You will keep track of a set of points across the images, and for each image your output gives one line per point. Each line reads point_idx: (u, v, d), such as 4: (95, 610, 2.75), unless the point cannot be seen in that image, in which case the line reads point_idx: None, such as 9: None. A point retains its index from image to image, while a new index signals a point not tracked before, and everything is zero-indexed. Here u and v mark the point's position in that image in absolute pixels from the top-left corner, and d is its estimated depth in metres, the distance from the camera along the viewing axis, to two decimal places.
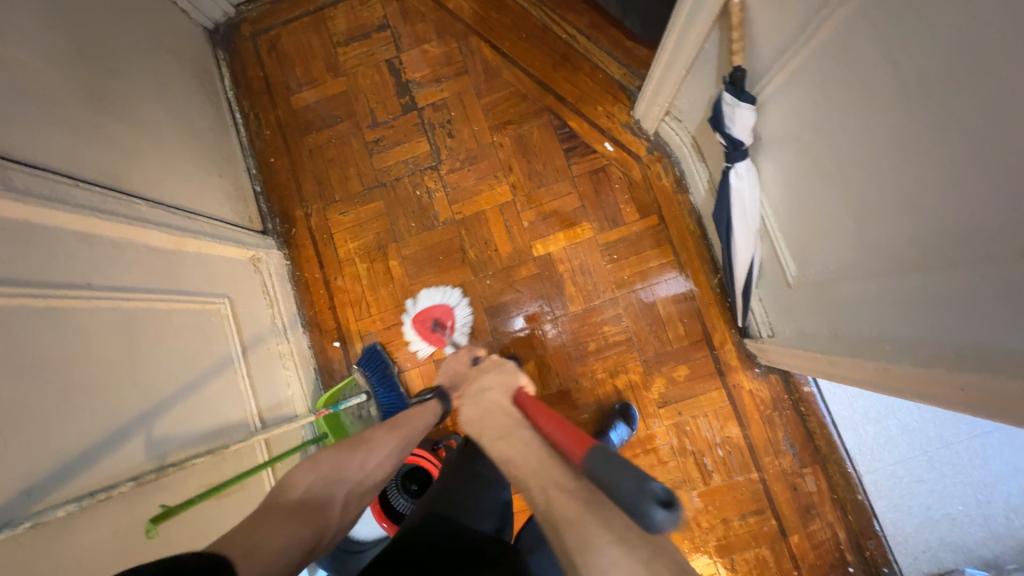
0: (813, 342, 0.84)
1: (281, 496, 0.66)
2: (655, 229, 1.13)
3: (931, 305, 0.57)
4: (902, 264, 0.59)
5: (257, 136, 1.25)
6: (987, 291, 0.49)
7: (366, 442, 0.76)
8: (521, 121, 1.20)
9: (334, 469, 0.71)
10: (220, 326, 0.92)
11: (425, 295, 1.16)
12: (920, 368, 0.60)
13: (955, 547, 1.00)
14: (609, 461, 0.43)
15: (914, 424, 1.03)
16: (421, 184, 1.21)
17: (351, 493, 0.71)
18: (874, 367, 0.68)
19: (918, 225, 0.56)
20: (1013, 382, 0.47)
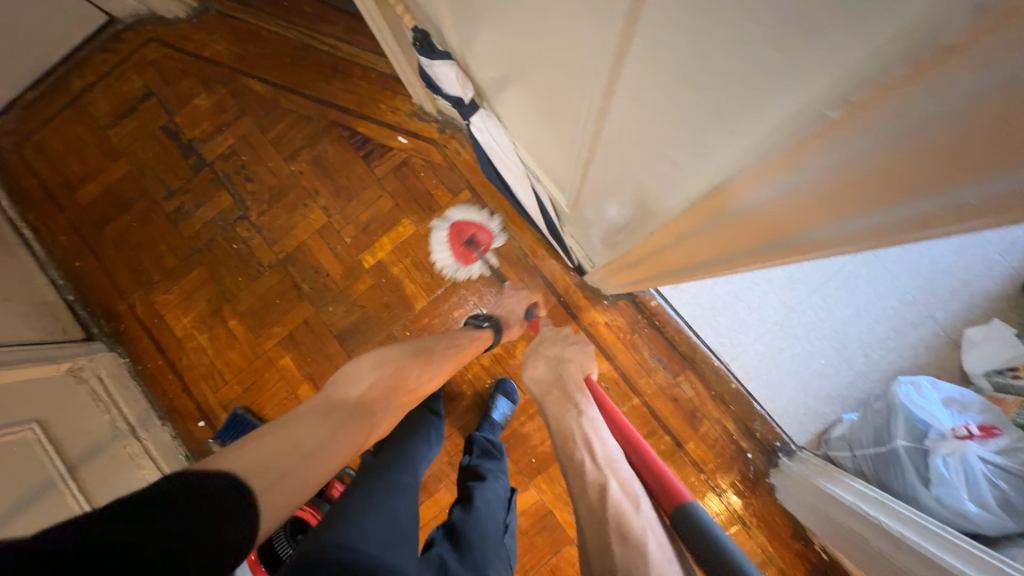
0: (607, 255, 0.87)
1: (340, 393, 0.62)
2: (470, 204, 1.14)
3: (623, 190, 0.58)
4: (591, 159, 0.60)
5: (54, 244, 1.19)
6: (629, 158, 0.49)
7: (426, 355, 0.76)
8: (312, 144, 1.18)
9: (395, 374, 0.69)
10: (32, 453, 0.86)
11: (456, 211, 1.14)
12: (658, 246, 0.60)
13: (830, 399, 1.04)
14: (701, 533, 0.48)
15: (756, 300, 1.07)
16: (235, 236, 1.17)
17: (399, 404, 0.69)
18: (642, 257, 0.68)
19: (575, 118, 0.56)
20: (696, 225, 0.47)
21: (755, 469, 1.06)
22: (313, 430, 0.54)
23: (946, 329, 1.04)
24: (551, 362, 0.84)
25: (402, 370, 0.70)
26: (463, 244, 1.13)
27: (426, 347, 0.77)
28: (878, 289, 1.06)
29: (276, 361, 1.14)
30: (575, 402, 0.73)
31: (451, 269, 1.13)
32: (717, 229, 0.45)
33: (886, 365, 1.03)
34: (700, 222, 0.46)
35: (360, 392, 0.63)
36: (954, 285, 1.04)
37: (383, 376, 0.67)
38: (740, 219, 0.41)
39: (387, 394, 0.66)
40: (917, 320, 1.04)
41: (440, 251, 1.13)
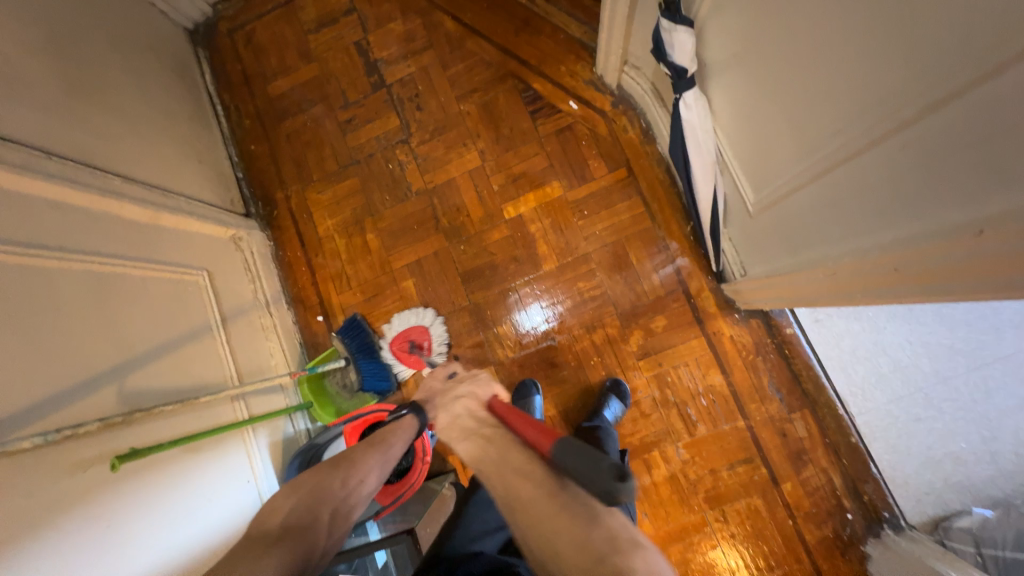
0: (777, 266, 0.83)
1: (261, 525, 0.60)
2: (623, 183, 1.13)
3: (876, 195, 0.55)
4: (845, 157, 0.57)
5: (237, 125, 1.31)
6: (927, 161, 0.47)
7: (347, 459, 0.69)
8: (486, 89, 1.22)
9: (316, 489, 0.64)
10: (200, 296, 0.96)
11: (398, 318, 1.15)
12: (884, 263, 0.57)
13: (962, 488, 0.94)
14: (571, 459, 0.46)
15: (906, 360, 0.98)
16: (393, 157, 1.24)
17: (342, 515, 0.63)
18: (840, 272, 0.65)
19: (851, 111, 0.54)
20: (979, 247, 0.44)
21: (851, 532, 0.98)
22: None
23: None
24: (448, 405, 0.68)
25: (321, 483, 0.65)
26: (408, 351, 1.12)
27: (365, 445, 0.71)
28: None
29: (399, 281, 1.19)
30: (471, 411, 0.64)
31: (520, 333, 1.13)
32: (993, 256, 0.43)
33: None
34: (985, 245, 0.44)
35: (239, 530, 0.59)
36: None
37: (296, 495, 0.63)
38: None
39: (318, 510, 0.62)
40: None
41: (396, 362, 1.14)
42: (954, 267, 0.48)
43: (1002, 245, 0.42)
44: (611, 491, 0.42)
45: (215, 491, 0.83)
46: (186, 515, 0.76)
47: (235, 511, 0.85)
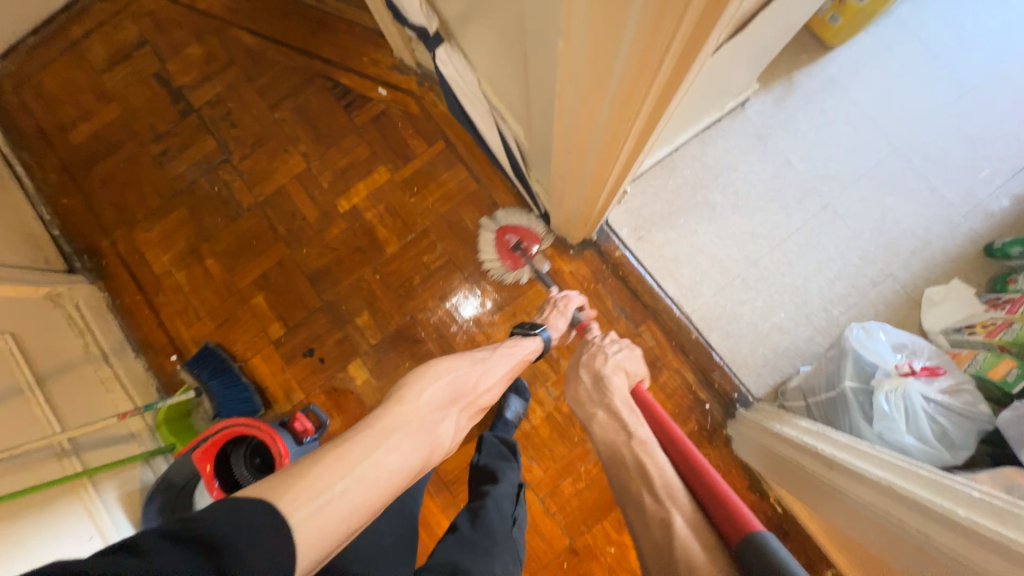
0: (553, 181, 0.89)
1: (399, 403, 0.61)
2: (445, 154, 1.17)
3: (548, 83, 0.63)
4: (530, 54, 0.64)
5: (44, 181, 1.24)
6: (546, 32, 0.54)
7: (480, 361, 0.77)
8: (296, 93, 1.22)
9: (456, 382, 0.71)
10: (6, 359, 0.89)
11: (502, 215, 1.12)
12: (572, 141, 0.64)
13: (788, 352, 1.06)
14: (757, 557, 0.47)
15: (719, 253, 1.09)
16: (218, 178, 1.21)
17: (461, 414, 0.70)
18: (568, 162, 0.72)
19: (515, 8, 0.61)
20: (578, 91, 0.52)
21: (712, 420, 1.07)
22: (375, 454, 0.51)
23: (905, 288, 1.05)
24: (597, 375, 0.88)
25: (456, 376, 0.72)
26: (511, 250, 1.10)
27: (480, 357, 0.78)
28: (840, 247, 1.08)
29: (250, 299, 1.17)
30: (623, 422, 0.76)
31: (500, 275, 1.11)
32: (584, 84, 0.50)
33: (844, 321, 1.05)
34: (578, 85, 0.51)
35: (382, 412, 0.59)
36: (916, 245, 1.06)
37: (439, 387, 0.68)
38: (583, 76, 0.49)
39: (450, 403, 0.68)
40: (878, 278, 1.06)
41: (491, 261, 1.11)
42: (581, 110, 0.55)
43: (573, 90, 0.53)
44: None
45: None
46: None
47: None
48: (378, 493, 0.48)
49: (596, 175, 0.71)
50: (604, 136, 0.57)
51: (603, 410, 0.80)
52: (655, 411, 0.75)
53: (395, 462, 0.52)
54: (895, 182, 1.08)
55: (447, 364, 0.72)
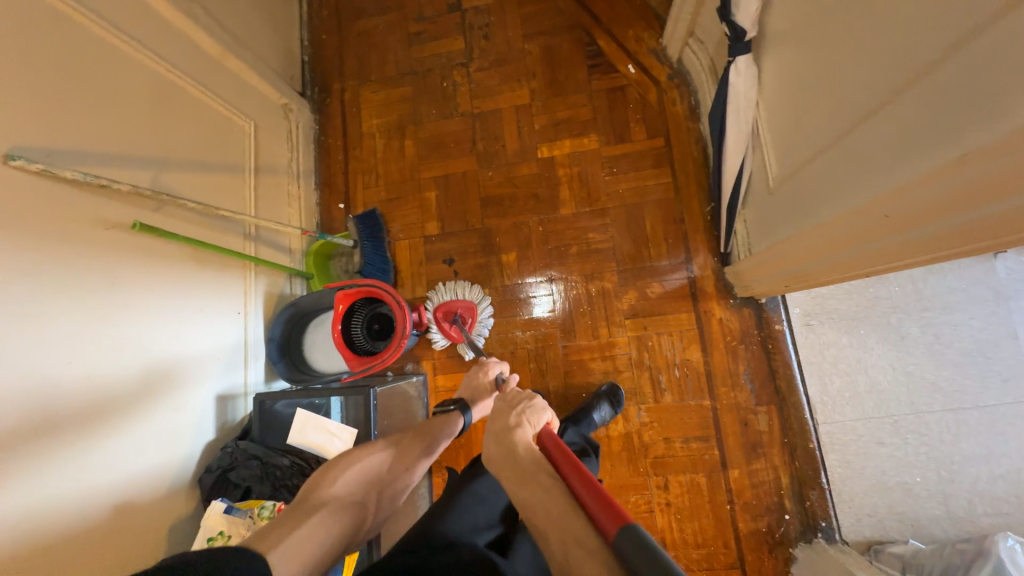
0: (774, 238, 0.84)
1: (311, 495, 0.67)
2: (658, 152, 1.15)
3: (858, 164, 0.58)
4: (850, 127, 0.60)
5: (316, 13, 1.38)
6: (900, 124, 0.50)
7: (396, 445, 0.76)
8: (552, 34, 1.26)
9: (366, 469, 0.72)
10: (242, 141, 1.03)
11: (447, 287, 1.14)
12: (852, 228, 0.60)
13: (904, 518, 0.95)
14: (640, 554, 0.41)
15: (884, 383, 0.99)
16: (449, 76, 1.29)
17: (385, 496, 0.73)
18: (820, 241, 0.68)
19: (864, 80, 0.57)
20: (926, 195, 0.47)
21: (784, 532, 1.00)
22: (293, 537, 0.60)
23: None
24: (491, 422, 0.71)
25: (372, 465, 0.73)
26: (450, 324, 1.11)
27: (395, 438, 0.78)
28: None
29: (423, 191, 1.24)
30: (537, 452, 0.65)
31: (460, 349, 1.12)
32: (943, 195, 0.45)
33: (986, 524, 0.92)
34: (933, 193, 0.46)
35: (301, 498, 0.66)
36: None
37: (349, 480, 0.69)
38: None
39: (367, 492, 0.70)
40: None
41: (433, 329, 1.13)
42: (906, 212, 0.51)
43: (994, 164, 0.39)
44: None
45: (223, 359, 0.91)
46: (131, 474, 0.71)
47: (228, 388, 0.92)
48: (304, 568, 0.57)
49: (843, 265, 0.66)
50: (913, 241, 0.52)
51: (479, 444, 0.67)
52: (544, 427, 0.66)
53: (316, 546, 0.61)
54: None
55: (360, 450, 0.74)
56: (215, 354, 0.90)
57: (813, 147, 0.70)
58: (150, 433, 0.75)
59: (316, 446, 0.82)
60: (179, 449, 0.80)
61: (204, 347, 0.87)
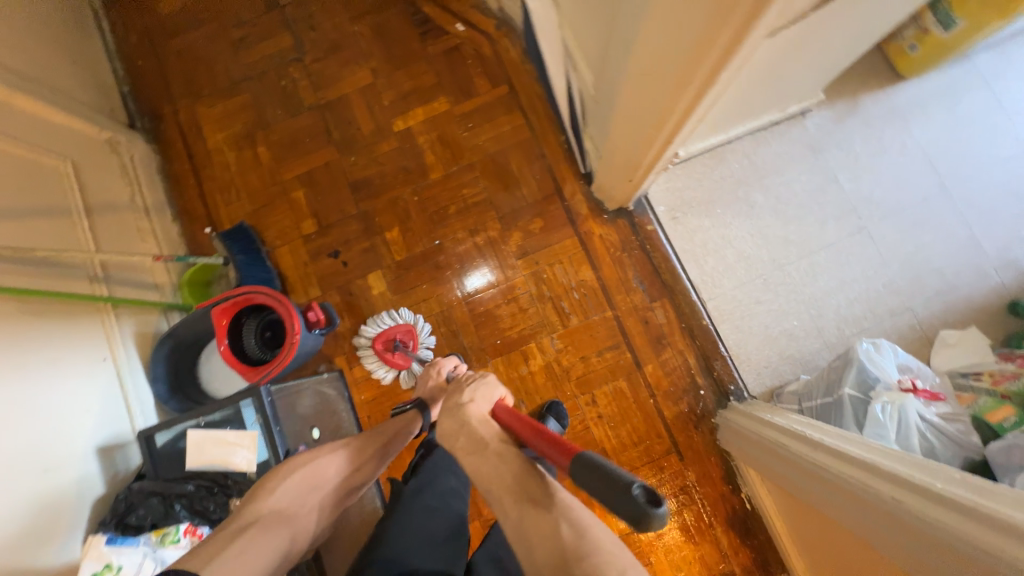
0: (605, 141, 0.91)
1: (251, 507, 0.68)
2: (505, 98, 1.20)
3: (625, 39, 0.64)
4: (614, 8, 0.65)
5: (124, 40, 1.29)
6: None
7: (343, 447, 0.76)
8: (377, 11, 1.26)
9: (308, 475, 0.72)
10: (61, 181, 0.94)
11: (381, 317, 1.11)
12: (639, 100, 0.66)
13: (793, 359, 1.07)
14: (592, 471, 0.46)
15: (748, 250, 1.10)
16: (286, 74, 1.25)
17: (327, 500, 0.73)
18: (627, 123, 0.74)
19: None
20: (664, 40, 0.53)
21: (704, 407, 1.09)
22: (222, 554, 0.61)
23: (920, 324, 1.06)
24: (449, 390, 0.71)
25: (313, 470, 0.73)
26: (391, 350, 1.09)
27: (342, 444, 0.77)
28: (866, 271, 1.09)
29: (290, 192, 1.21)
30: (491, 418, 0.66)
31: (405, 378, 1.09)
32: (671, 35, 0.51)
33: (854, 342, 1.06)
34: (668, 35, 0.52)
35: (244, 510, 0.68)
36: (941, 285, 1.07)
37: (280, 492, 0.70)
38: None
39: (298, 504, 0.70)
40: (898, 309, 1.07)
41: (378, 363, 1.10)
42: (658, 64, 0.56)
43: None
44: (643, 515, 0.42)
45: (95, 409, 0.84)
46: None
47: (112, 438, 0.86)
48: None
49: (650, 139, 0.73)
50: (674, 90, 0.59)
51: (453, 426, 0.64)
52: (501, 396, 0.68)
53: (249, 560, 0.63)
54: (934, 221, 1.09)
55: (300, 458, 0.73)
56: (84, 405, 0.82)
57: (603, 51, 0.77)
58: (25, 506, 0.68)
59: (219, 463, 0.78)
60: (62, 510, 0.73)
61: (67, 400, 0.80)
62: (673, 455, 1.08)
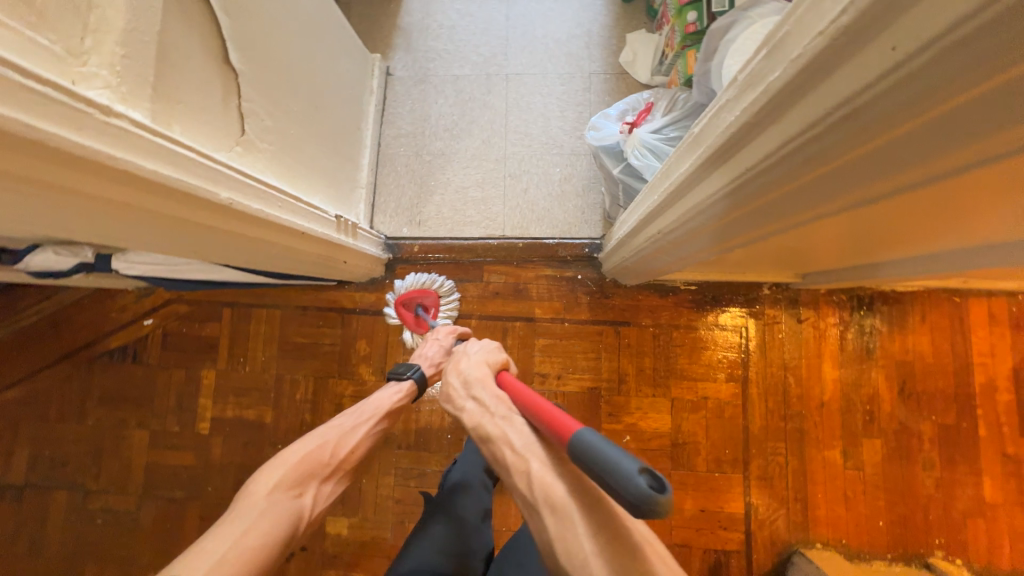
0: (297, 271, 0.91)
1: (251, 494, 0.61)
2: (236, 314, 1.18)
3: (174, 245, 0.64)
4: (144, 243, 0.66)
5: None
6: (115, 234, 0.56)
7: (332, 427, 0.74)
8: (88, 390, 1.20)
9: (307, 458, 0.67)
10: None
11: (412, 277, 1.05)
12: (240, 245, 0.67)
13: (587, 187, 1.13)
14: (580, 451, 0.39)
15: (476, 177, 1.16)
16: (94, 512, 1.16)
17: (325, 483, 0.69)
18: (271, 254, 0.75)
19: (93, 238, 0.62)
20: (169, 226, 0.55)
21: (593, 280, 1.11)
22: (224, 545, 0.54)
23: (606, 74, 1.17)
24: (464, 360, 0.66)
25: (309, 452, 0.68)
26: (415, 314, 1.06)
27: (332, 425, 0.74)
28: (544, 90, 1.18)
29: None
30: (482, 399, 0.57)
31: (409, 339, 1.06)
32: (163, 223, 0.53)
33: None
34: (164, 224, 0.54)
35: (238, 499, 0.61)
36: (584, 41, 1.19)
37: (291, 467, 0.65)
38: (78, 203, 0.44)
39: (306, 481, 0.66)
40: (587, 84, 1.17)
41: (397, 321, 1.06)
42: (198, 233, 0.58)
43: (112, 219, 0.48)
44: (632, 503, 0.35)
45: None
46: None
47: None
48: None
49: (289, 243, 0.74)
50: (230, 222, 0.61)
51: (472, 401, 0.58)
52: (506, 383, 0.59)
53: (243, 551, 0.54)
54: (530, 19, 1.20)
55: (291, 446, 0.69)
56: None
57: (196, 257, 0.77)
58: None
59: None
60: None
61: None
62: (623, 327, 1.10)
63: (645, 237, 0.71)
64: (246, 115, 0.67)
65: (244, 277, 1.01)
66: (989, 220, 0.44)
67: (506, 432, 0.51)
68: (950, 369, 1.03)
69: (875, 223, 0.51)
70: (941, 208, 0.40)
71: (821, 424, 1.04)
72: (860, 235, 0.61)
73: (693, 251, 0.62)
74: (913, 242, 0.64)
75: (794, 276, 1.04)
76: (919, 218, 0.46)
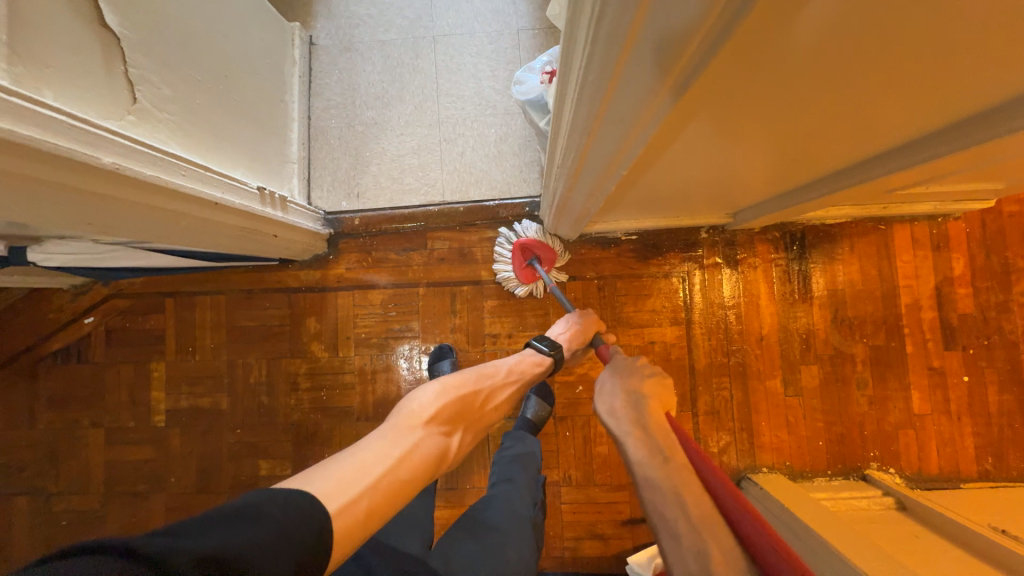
0: (227, 249, 0.90)
1: (409, 418, 0.61)
2: (180, 303, 1.16)
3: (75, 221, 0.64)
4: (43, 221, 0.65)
5: None
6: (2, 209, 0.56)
7: (488, 381, 0.74)
8: (35, 394, 1.17)
9: (456, 395, 0.68)
10: None
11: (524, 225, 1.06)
12: (148, 219, 0.67)
13: (523, 146, 1.13)
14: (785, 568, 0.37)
15: (410, 144, 1.14)
16: (57, 515, 1.15)
17: (467, 427, 0.67)
18: (189, 229, 0.75)
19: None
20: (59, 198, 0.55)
21: None
22: (378, 458, 0.53)
23: (533, 30, 1.16)
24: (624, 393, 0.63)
25: (456, 393, 0.68)
26: (528, 265, 1.08)
27: (485, 375, 0.75)
28: (472, 50, 1.16)
29: None
30: (653, 439, 0.54)
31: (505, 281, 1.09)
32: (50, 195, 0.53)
33: None
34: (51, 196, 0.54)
35: (393, 419, 0.61)
36: None
37: (446, 400, 0.66)
38: None
39: (453, 422, 0.65)
40: (514, 41, 1.16)
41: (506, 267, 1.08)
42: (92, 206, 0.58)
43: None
44: None
45: None
46: None
47: None
48: (367, 498, 0.49)
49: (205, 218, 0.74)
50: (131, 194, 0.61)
51: (636, 430, 0.56)
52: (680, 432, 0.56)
53: (392, 472, 0.52)
54: None
55: (446, 383, 0.69)
56: None
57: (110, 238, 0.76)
58: None
59: None
60: None
61: None
62: (569, 282, 1.11)
63: (558, 181, 0.72)
64: (137, 82, 0.65)
65: (178, 261, 1.00)
66: (870, 109, 0.44)
67: (669, 479, 0.48)
68: (878, 293, 1.08)
69: (783, 131, 0.51)
70: (826, 89, 0.39)
71: (761, 357, 1.09)
72: (779, 152, 0.61)
73: (593, 181, 0.61)
74: (827, 159, 0.65)
75: (726, 217, 1.07)
76: (802, 109, 0.44)
